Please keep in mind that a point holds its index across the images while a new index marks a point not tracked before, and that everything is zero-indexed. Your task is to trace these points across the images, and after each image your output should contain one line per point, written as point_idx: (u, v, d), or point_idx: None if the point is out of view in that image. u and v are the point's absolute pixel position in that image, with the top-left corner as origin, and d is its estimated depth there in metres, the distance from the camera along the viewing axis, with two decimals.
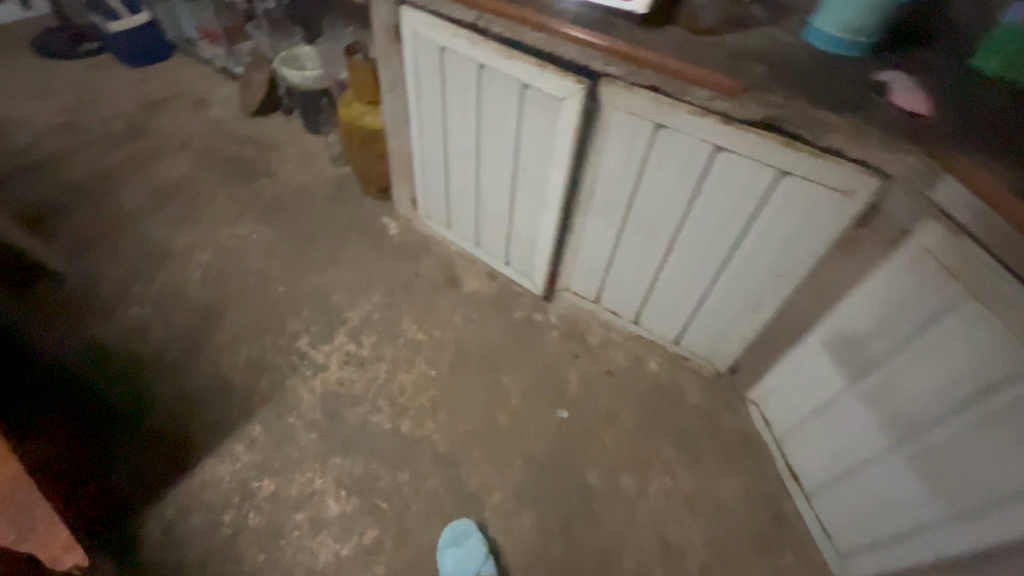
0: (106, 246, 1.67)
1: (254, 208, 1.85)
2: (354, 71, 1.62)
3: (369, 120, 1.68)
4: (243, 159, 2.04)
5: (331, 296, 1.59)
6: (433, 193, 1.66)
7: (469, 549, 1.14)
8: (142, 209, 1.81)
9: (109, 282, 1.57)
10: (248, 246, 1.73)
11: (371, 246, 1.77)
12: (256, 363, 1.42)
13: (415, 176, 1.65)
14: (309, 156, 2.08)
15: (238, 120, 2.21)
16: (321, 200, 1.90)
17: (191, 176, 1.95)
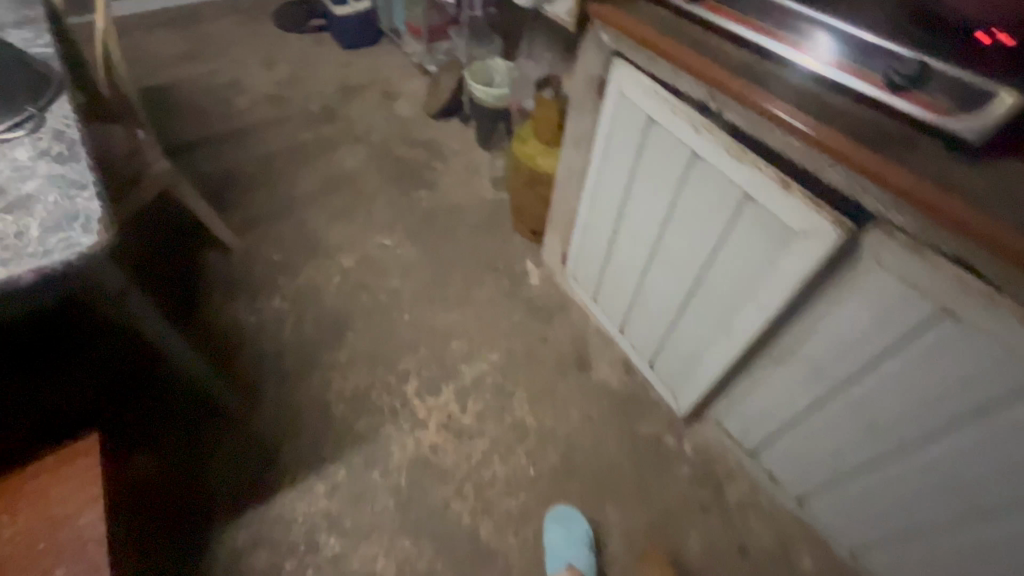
0: (272, 227, 1.76)
1: (406, 219, 1.82)
2: (541, 108, 1.45)
3: (541, 162, 1.51)
4: (411, 163, 2.03)
5: (451, 341, 1.49)
6: (589, 262, 1.44)
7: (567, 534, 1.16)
8: (310, 195, 1.87)
9: (263, 266, 1.64)
10: (390, 260, 1.70)
11: (506, 292, 1.63)
12: (360, 395, 1.37)
13: (575, 237, 1.45)
14: (473, 173, 2.00)
15: (418, 119, 2.21)
16: (471, 226, 1.81)
17: (361, 170, 1.98)
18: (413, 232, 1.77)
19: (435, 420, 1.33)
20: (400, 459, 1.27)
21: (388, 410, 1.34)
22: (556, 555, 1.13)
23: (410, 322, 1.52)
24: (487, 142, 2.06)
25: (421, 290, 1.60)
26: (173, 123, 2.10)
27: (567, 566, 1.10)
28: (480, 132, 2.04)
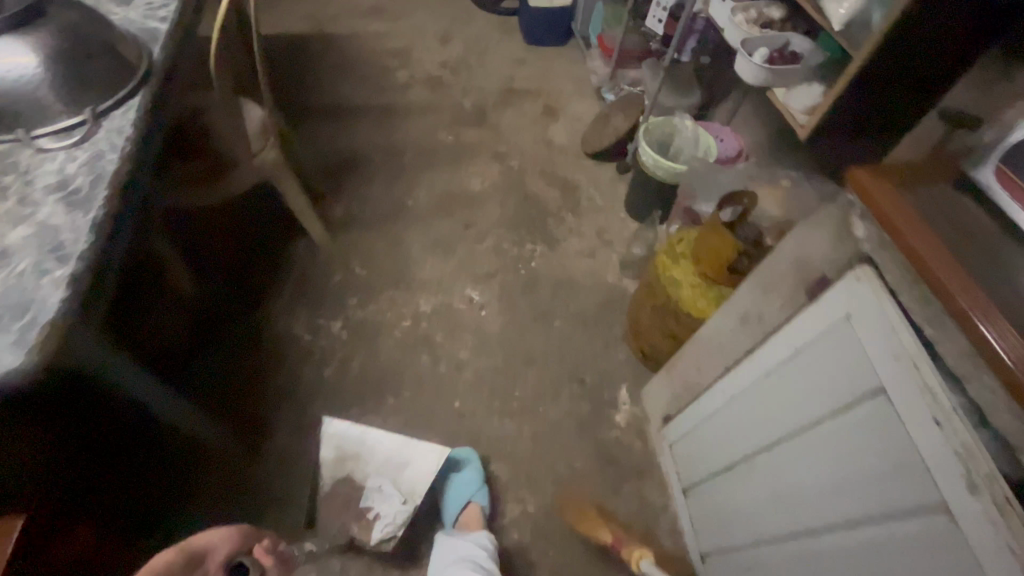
0: (369, 235, 1.61)
1: (506, 275, 1.56)
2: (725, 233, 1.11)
3: (686, 296, 1.13)
4: (539, 207, 1.75)
5: (492, 459, 1.24)
6: (700, 450, 1.06)
7: (466, 479, 1.17)
8: (421, 210, 1.70)
9: (340, 278, 1.50)
10: (468, 320, 1.47)
11: (580, 418, 1.32)
12: (368, 484, 1.18)
13: (694, 414, 1.07)
14: (603, 243, 1.67)
15: (568, 152, 1.90)
16: (573, 313, 1.50)
17: (483, 197, 1.75)
18: (507, 297, 1.51)
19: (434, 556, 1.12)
20: None
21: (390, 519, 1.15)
22: (456, 496, 1.15)
23: (458, 412, 1.29)
24: (634, 211, 1.70)
25: (485, 376, 1.36)
26: (328, 80, 2.02)
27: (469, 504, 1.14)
28: (631, 198, 1.68)
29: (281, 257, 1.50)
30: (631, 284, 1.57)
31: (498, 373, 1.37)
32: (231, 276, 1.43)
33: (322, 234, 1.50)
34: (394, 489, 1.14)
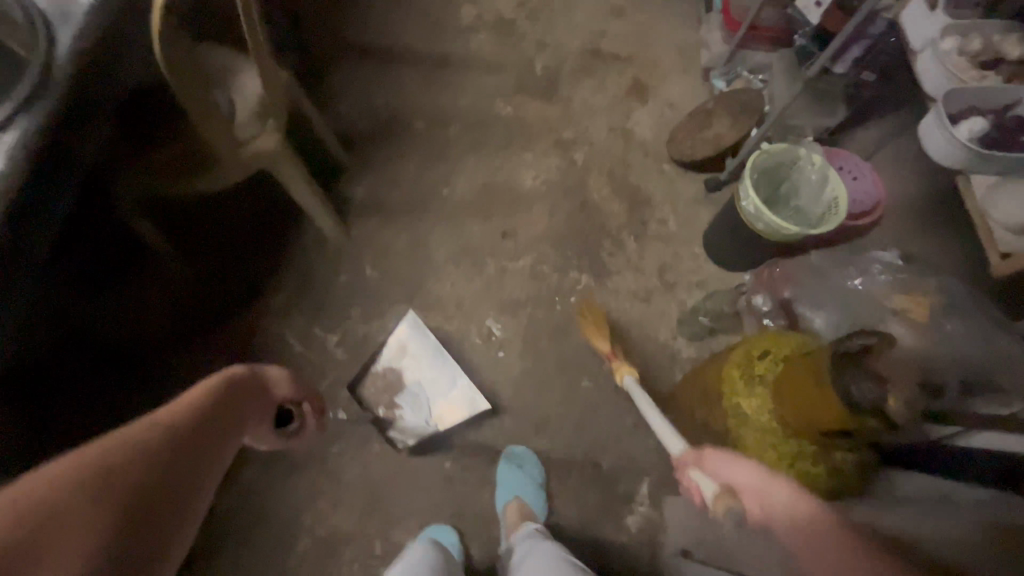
0: (389, 229, 1.38)
1: (537, 310, 1.31)
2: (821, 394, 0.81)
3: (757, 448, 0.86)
4: (597, 222, 1.43)
5: (473, 540, 1.10)
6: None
7: (433, 540, 1.05)
8: (453, 206, 1.42)
9: (346, 281, 1.31)
10: (482, 359, 1.25)
11: (585, 511, 1.13)
12: (332, 545, 1.07)
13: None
14: (663, 287, 1.35)
15: (648, 152, 1.52)
16: (605, 375, 1.24)
17: (529, 201, 1.44)
18: (531, 340, 1.27)
19: None
20: None
21: None
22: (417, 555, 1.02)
23: (446, 478, 1.14)
24: (713, 252, 1.35)
25: (486, 438, 1.18)
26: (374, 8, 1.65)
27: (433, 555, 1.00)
28: (712, 237, 1.33)
29: (283, 264, 1.30)
30: (686, 349, 1.28)
31: (502, 437, 1.18)
32: (223, 263, 1.28)
33: (333, 226, 1.29)
34: (427, 408, 1.19)
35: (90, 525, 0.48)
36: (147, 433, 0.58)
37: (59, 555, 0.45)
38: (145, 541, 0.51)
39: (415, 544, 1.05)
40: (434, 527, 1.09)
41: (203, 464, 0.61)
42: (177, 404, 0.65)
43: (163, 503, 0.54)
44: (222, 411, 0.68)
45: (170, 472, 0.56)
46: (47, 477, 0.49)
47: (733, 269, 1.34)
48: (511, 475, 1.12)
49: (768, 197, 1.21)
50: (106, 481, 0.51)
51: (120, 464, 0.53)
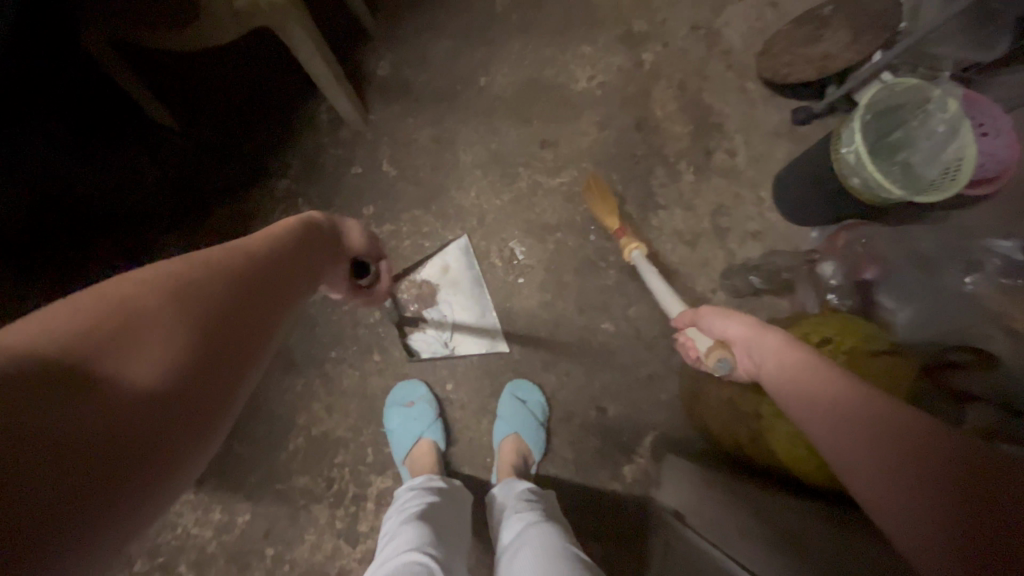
0: (412, 119, 1.21)
1: (567, 237, 1.17)
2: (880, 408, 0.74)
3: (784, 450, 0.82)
4: (653, 144, 1.22)
5: (465, 464, 1.07)
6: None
7: (414, 414, 1.05)
8: (493, 102, 1.23)
9: (359, 173, 1.17)
10: (498, 284, 1.15)
11: (582, 455, 1.09)
12: (324, 446, 1.06)
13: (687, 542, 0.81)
14: (714, 232, 1.18)
15: (731, 64, 1.26)
16: (630, 321, 1.14)
17: (580, 108, 1.23)
18: (557, 270, 1.15)
19: (366, 546, 1.02)
20: (301, 557, 1.01)
21: (336, 491, 1.04)
22: (401, 434, 1.03)
23: (446, 399, 1.10)
24: (781, 201, 1.16)
25: (493, 366, 1.11)
26: None
27: (417, 440, 1.02)
28: (785, 183, 1.13)
29: (288, 143, 1.16)
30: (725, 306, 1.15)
31: (509, 367, 1.11)
32: (221, 136, 1.15)
33: (349, 107, 1.12)
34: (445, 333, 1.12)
35: (170, 333, 0.40)
36: (234, 255, 0.49)
37: (136, 360, 0.37)
38: (224, 371, 0.42)
39: (391, 410, 1.06)
40: (403, 383, 1.09)
41: (290, 301, 0.53)
42: (268, 234, 0.57)
43: (247, 325, 0.45)
44: (306, 253, 0.60)
45: (253, 290, 0.48)
46: (124, 281, 0.41)
47: (801, 223, 1.15)
48: (511, 400, 1.07)
49: (874, 145, 1.01)
50: (188, 292, 0.42)
51: (203, 278, 0.45)
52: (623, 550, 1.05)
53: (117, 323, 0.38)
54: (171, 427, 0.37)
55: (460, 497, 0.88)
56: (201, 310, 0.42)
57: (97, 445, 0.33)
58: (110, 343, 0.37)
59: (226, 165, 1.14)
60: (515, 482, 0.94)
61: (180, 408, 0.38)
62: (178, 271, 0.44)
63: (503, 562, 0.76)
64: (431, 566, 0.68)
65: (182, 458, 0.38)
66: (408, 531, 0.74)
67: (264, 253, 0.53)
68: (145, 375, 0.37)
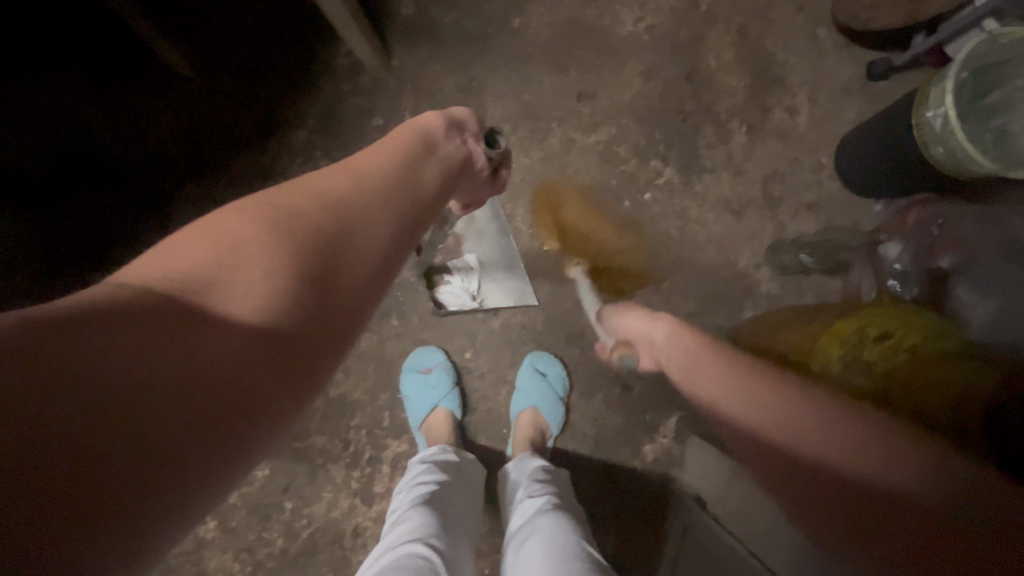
0: (438, 64, 1.11)
1: (600, 202, 1.08)
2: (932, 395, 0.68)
3: None
4: (703, 99, 1.10)
5: (483, 433, 1.05)
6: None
7: (431, 381, 1.02)
8: (527, 47, 1.11)
9: (380, 124, 1.09)
10: (524, 249, 1.08)
11: (603, 432, 1.05)
12: (341, 407, 1.05)
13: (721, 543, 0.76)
14: (764, 202, 1.07)
15: (801, 7, 1.11)
16: (663, 295, 1.06)
17: (624, 55, 1.11)
18: (587, 237, 1.07)
19: (382, 506, 1.03)
20: (318, 513, 1.03)
21: (352, 452, 1.04)
22: (419, 401, 1.01)
23: (464, 367, 1.07)
24: (844, 169, 1.03)
25: (514, 335, 1.07)
26: None
27: (434, 408, 1.00)
28: (852, 149, 1.00)
29: (307, 88, 1.09)
30: (768, 284, 1.05)
31: (531, 338, 1.06)
32: (237, 78, 1.08)
33: (369, 51, 1.03)
34: (466, 288, 1.05)
35: (272, 261, 0.41)
36: (331, 181, 0.50)
37: (238, 292, 0.39)
38: (331, 304, 0.44)
39: (407, 377, 1.04)
40: (420, 349, 1.06)
41: (395, 233, 0.52)
42: (370, 153, 0.57)
43: (343, 251, 0.46)
44: (411, 168, 0.57)
45: (350, 215, 0.48)
46: (234, 217, 0.44)
47: (865, 195, 1.03)
48: (531, 371, 1.03)
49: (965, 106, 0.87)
50: (286, 220, 0.44)
51: (297, 209, 0.46)
52: (637, 529, 1.03)
53: (227, 255, 0.41)
54: (285, 353, 0.39)
55: (473, 478, 0.88)
56: (296, 244, 0.43)
57: (221, 367, 0.35)
58: (222, 273, 0.39)
59: (241, 111, 1.08)
60: (529, 459, 0.91)
61: (288, 335, 0.40)
62: (279, 204, 0.46)
63: (511, 548, 0.74)
64: (434, 558, 0.67)
65: (295, 386, 0.40)
66: (414, 518, 0.73)
67: (370, 181, 0.52)
68: (252, 301, 0.39)
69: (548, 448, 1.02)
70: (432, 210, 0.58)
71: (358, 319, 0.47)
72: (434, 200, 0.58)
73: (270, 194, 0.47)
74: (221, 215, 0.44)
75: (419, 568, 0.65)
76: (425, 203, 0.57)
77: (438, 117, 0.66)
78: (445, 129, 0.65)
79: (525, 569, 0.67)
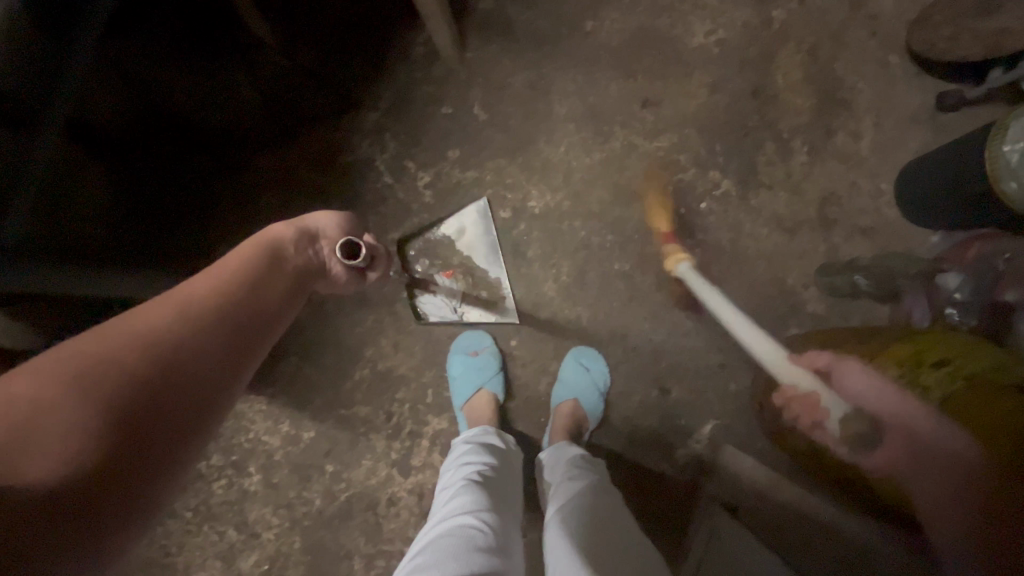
0: (510, 60, 1.14)
1: (656, 206, 1.10)
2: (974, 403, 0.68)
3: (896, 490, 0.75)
4: (768, 114, 1.11)
5: (521, 420, 1.09)
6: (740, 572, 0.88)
7: (476, 365, 1.06)
8: (597, 51, 1.14)
9: (449, 113, 1.13)
10: (577, 245, 1.10)
11: (637, 432, 1.08)
12: (388, 380, 1.09)
13: None
14: (819, 221, 1.08)
15: (876, 32, 1.11)
16: (710, 304, 1.08)
17: (692, 66, 1.13)
18: (641, 239, 1.10)
19: (417, 479, 1.07)
20: (357, 478, 1.08)
21: (394, 424, 1.08)
22: (460, 386, 1.04)
23: (507, 354, 1.10)
24: (903, 197, 1.04)
25: (561, 329, 1.10)
26: None
27: (478, 389, 1.04)
28: (915, 175, 1.00)
29: (381, 72, 1.14)
30: (815, 303, 1.06)
31: (577, 333, 1.09)
32: (318, 61, 1.13)
33: (449, 43, 1.07)
34: (447, 297, 1.11)
35: (84, 418, 0.41)
36: (158, 318, 0.50)
37: (33, 454, 0.38)
38: (158, 443, 0.44)
39: (453, 357, 1.08)
40: (464, 333, 1.09)
41: (239, 355, 0.54)
42: (199, 281, 0.57)
43: (180, 383, 0.47)
44: (252, 283, 0.60)
45: (182, 349, 0.49)
46: (31, 377, 0.42)
47: (924, 225, 1.03)
48: (573, 366, 1.06)
49: None
50: (98, 369, 0.43)
51: (112, 353, 0.45)
52: (662, 530, 1.05)
53: (31, 415, 0.39)
54: (115, 490, 0.40)
55: (516, 461, 0.92)
56: (116, 387, 0.43)
57: (33, 533, 0.35)
58: (23, 433, 0.39)
59: (318, 91, 1.12)
60: (567, 447, 0.94)
61: (117, 472, 0.41)
62: (93, 351, 0.45)
63: (550, 526, 0.77)
64: (484, 527, 0.71)
65: (129, 515, 0.41)
66: (464, 496, 0.76)
67: (207, 310, 0.53)
68: (68, 456, 0.39)
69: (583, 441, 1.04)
70: (273, 322, 0.60)
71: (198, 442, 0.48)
72: (276, 313, 0.61)
73: (81, 340, 0.46)
74: (21, 373, 0.42)
75: (470, 535, 0.70)
76: (268, 314, 0.60)
77: (289, 230, 0.71)
78: (297, 241, 0.71)
79: (566, 541, 0.70)
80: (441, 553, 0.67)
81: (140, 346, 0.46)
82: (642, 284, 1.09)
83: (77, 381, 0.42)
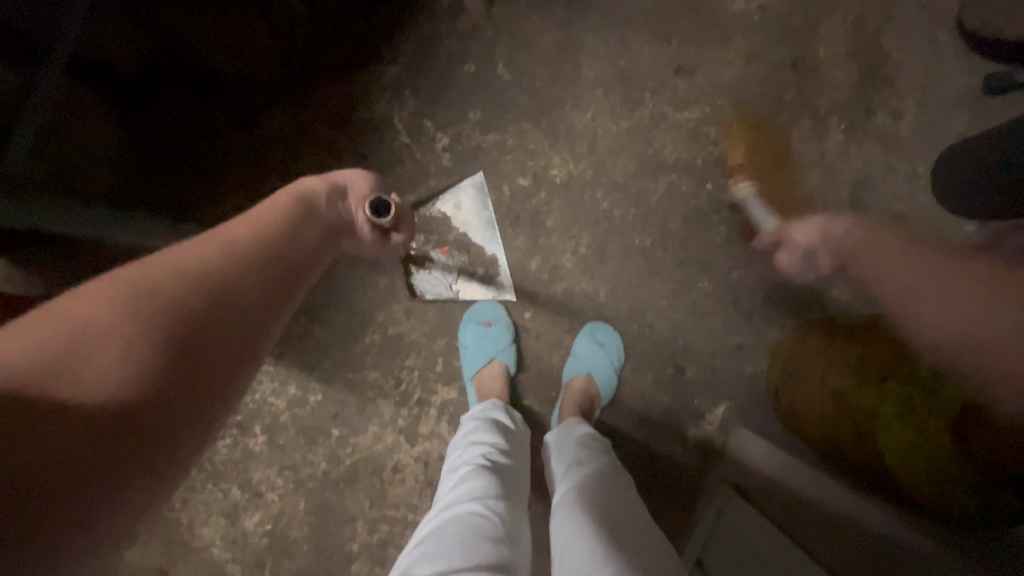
0: (538, 18, 1.08)
1: (682, 180, 1.06)
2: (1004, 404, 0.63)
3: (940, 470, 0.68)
4: (805, 89, 1.06)
5: (532, 394, 1.07)
6: (748, 543, 0.80)
7: (488, 335, 1.03)
8: (629, 12, 1.08)
9: (471, 72, 1.08)
10: (597, 218, 1.07)
11: (648, 411, 1.06)
12: (398, 347, 1.07)
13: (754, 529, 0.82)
14: (851, 205, 1.04)
15: (926, 6, 1.05)
16: (731, 284, 1.05)
17: (729, 33, 1.07)
18: (665, 214, 1.06)
19: (424, 447, 1.06)
20: (363, 444, 1.06)
21: (403, 391, 1.06)
22: (469, 357, 1.02)
23: (520, 325, 1.07)
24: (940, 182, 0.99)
25: (578, 303, 1.07)
26: None
27: (489, 360, 1.01)
28: (953, 160, 0.95)
29: (401, 25, 1.08)
30: (841, 289, 1.03)
31: (593, 308, 1.06)
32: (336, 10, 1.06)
33: None
34: (444, 274, 1.08)
35: (136, 346, 0.38)
36: (197, 253, 0.47)
37: (87, 377, 0.36)
38: (204, 380, 0.41)
39: (464, 326, 1.05)
40: (478, 302, 1.07)
41: (280, 301, 0.51)
42: (238, 224, 0.54)
43: (230, 321, 0.45)
44: (291, 232, 0.57)
45: (227, 290, 0.46)
46: (83, 303, 0.40)
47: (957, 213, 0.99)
48: (585, 343, 1.04)
49: None
50: (149, 300, 0.41)
51: (163, 286, 0.43)
52: (670, 510, 1.05)
53: (84, 338, 0.37)
54: (159, 425, 0.38)
55: (524, 441, 0.90)
56: (166, 320, 0.41)
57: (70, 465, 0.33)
58: (75, 356, 0.36)
59: (333, 42, 1.07)
60: (575, 425, 0.91)
61: (163, 410, 0.38)
62: (141, 283, 0.42)
63: (555, 511, 0.75)
64: (489, 514, 0.70)
65: (168, 453, 0.38)
66: (470, 482, 0.74)
67: (248, 256, 0.50)
68: (122, 383, 0.37)
69: (595, 417, 1.02)
70: (308, 274, 0.57)
71: (239, 383, 0.45)
72: (309, 264, 0.58)
73: (124, 274, 0.43)
74: (72, 298, 0.40)
75: (475, 524, 0.68)
76: (304, 264, 0.57)
77: (322, 184, 0.69)
78: (329, 196, 0.69)
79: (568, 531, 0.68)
80: (447, 542, 0.66)
81: (186, 283, 0.44)
82: (661, 261, 1.06)
83: (125, 309, 0.40)
